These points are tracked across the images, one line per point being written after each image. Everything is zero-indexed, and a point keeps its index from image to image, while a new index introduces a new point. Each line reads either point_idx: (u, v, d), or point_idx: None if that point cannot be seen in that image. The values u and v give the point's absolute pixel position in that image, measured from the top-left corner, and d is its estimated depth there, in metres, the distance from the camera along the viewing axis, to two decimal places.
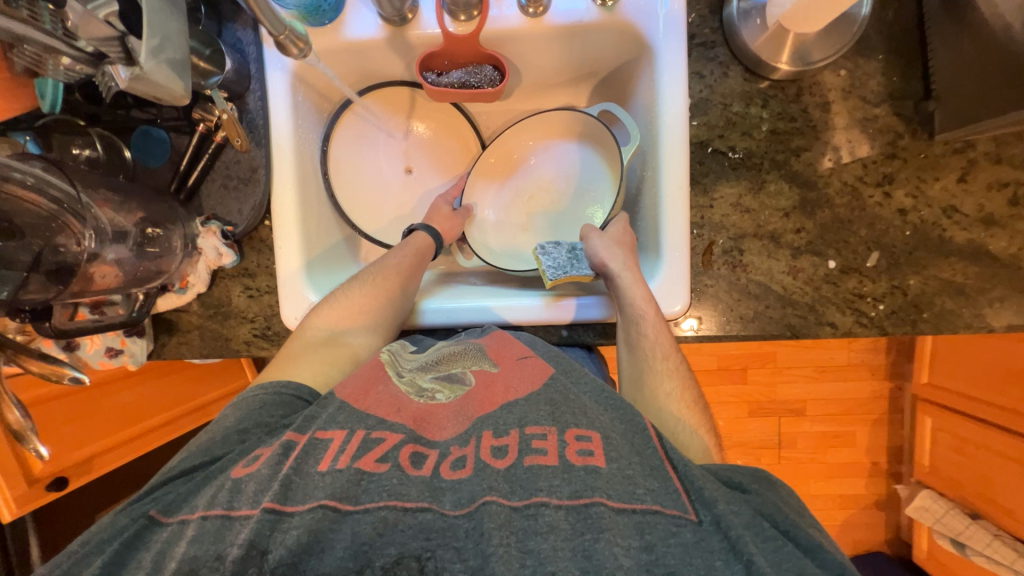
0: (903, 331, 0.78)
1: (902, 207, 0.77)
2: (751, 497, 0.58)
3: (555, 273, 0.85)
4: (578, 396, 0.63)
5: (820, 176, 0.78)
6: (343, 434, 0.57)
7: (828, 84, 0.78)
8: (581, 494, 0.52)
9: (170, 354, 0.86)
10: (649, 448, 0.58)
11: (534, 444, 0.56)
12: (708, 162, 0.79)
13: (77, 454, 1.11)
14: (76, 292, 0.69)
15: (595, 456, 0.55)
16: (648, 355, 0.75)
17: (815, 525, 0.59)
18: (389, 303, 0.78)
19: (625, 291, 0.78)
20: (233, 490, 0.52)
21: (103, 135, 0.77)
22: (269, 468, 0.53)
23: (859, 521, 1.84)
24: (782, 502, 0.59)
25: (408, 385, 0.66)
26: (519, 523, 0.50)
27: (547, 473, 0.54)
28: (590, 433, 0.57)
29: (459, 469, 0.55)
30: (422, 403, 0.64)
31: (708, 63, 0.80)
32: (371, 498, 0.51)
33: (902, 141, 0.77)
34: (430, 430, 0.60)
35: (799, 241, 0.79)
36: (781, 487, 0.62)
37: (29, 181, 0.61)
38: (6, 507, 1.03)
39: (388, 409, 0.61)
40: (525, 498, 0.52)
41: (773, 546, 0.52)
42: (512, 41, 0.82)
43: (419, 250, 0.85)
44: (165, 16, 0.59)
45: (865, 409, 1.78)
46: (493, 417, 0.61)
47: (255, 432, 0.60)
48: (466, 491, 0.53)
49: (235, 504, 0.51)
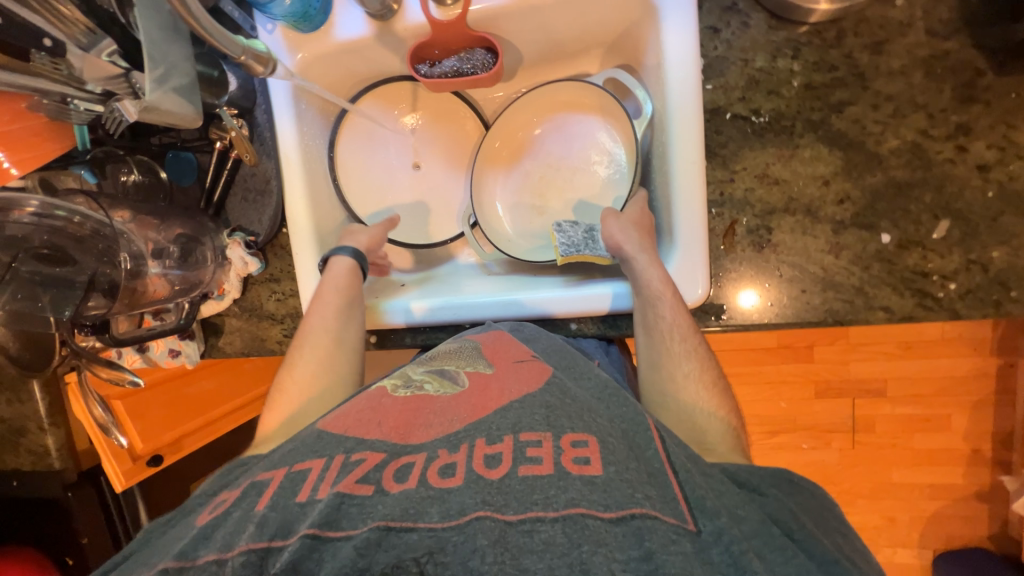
0: (982, 314, 0.65)
1: (983, 162, 0.63)
2: (767, 502, 0.53)
3: (569, 250, 0.81)
4: (576, 400, 0.60)
5: (870, 135, 0.66)
6: (321, 463, 0.56)
7: (879, 20, 0.64)
8: (576, 503, 0.48)
9: (218, 353, 0.94)
10: (649, 450, 0.55)
11: (529, 452, 0.53)
12: (727, 130, 0.70)
13: (167, 436, 1.28)
14: (129, 304, 0.80)
15: (592, 464, 0.51)
16: (665, 337, 0.68)
17: (840, 539, 0.53)
18: (335, 350, 0.78)
19: (640, 274, 0.72)
20: (199, 540, 0.52)
21: (142, 162, 0.83)
22: (241, 510, 0.54)
23: (955, 514, 1.62)
24: (801, 510, 0.53)
25: (397, 380, 0.69)
26: (515, 539, 0.46)
27: (539, 485, 0.50)
28: (587, 438, 0.54)
29: (448, 477, 0.52)
30: (410, 392, 0.65)
31: (725, 13, 0.69)
32: (353, 525, 0.49)
33: (983, 80, 0.62)
34: (415, 435, 0.58)
35: (842, 213, 0.67)
36: (803, 489, 0.56)
37: (76, 218, 0.68)
38: (116, 480, 1.17)
39: (368, 428, 0.59)
40: (520, 512, 0.48)
41: (784, 557, 0.47)
42: (502, 19, 0.77)
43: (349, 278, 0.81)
44: (167, 45, 0.63)
45: (963, 390, 1.54)
46: (487, 423, 0.58)
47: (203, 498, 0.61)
48: (455, 502, 0.49)
49: (195, 555, 0.50)
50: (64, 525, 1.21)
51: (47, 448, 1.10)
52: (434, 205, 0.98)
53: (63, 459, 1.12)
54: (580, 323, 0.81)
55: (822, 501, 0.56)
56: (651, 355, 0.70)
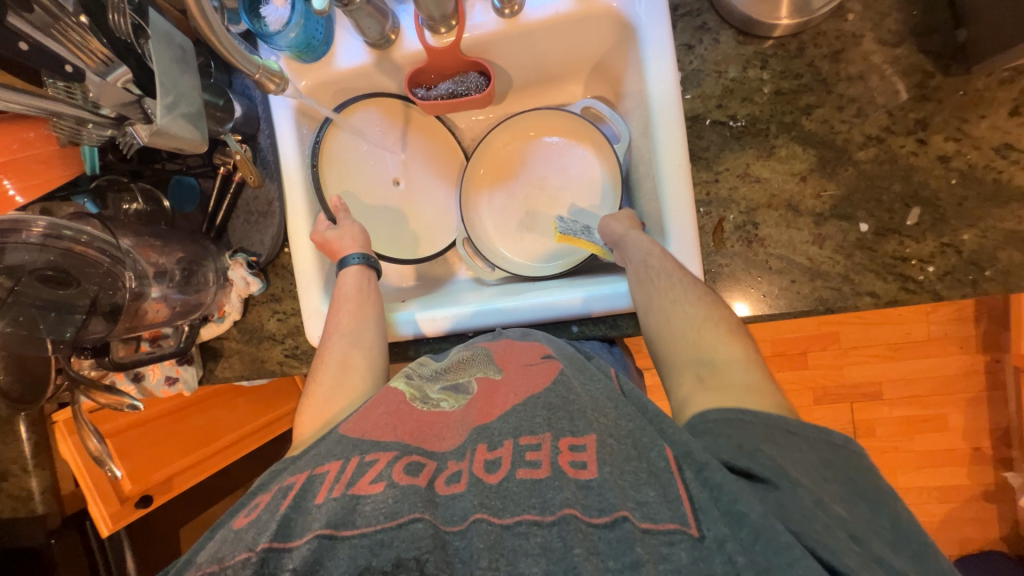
0: (962, 294, 0.68)
1: (943, 153, 0.68)
2: (782, 496, 0.48)
3: (566, 228, 0.86)
4: (580, 398, 0.61)
5: (838, 133, 0.71)
6: (339, 464, 0.56)
7: (835, 32, 0.71)
8: (569, 504, 0.49)
9: (217, 379, 0.93)
10: (653, 450, 0.53)
11: (528, 456, 0.54)
12: (708, 135, 0.75)
13: (161, 473, 1.21)
14: (130, 326, 0.80)
15: (587, 468, 0.52)
16: (675, 301, 0.69)
17: (874, 530, 0.48)
18: (355, 360, 0.77)
19: (641, 254, 0.74)
20: (235, 540, 0.51)
21: (144, 189, 0.86)
22: (268, 512, 0.52)
23: (964, 517, 1.61)
24: (796, 467, 0.51)
25: (413, 392, 0.68)
26: (509, 543, 0.48)
27: (537, 489, 0.51)
28: (585, 442, 0.54)
29: (454, 483, 0.54)
30: (427, 410, 0.65)
31: (697, 32, 0.75)
32: (367, 522, 0.50)
33: (934, 80, 0.69)
34: (430, 441, 0.59)
35: (821, 206, 0.72)
36: (800, 440, 0.54)
37: (83, 238, 0.68)
38: (101, 524, 1.10)
39: (384, 430, 0.59)
40: (516, 514, 0.49)
41: (788, 557, 0.43)
42: (493, 45, 0.83)
43: (360, 287, 0.83)
44: (177, 74, 0.66)
45: (956, 388, 1.57)
46: (490, 430, 0.59)
47: (238, 506, 0.57)
48: (459, 508, 0.51)
49: (226, 556, 0.49)
50: None
51: (30, 491, 1.05)
52: (428, 220, 1.00)
53: (47, 502, 1.07)
54: (581, 326, 0.84)
55: (823, 455, 0.54)
56: (654, 334, 0.70)
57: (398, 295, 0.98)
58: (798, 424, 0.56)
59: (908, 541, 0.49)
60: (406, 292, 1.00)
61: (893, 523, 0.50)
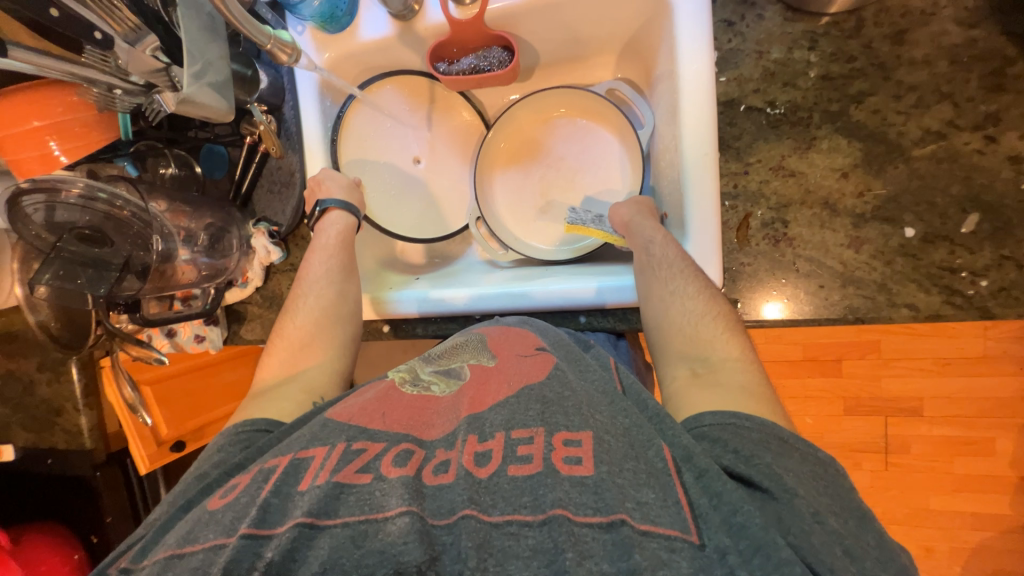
0: (1016, 314, 0.61)
1: (1015, 152, 0.61)
2: (782, 509, 0.47)
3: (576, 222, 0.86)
4: (575, 394, 0.59)
5: (891, 125, 0.64)
6: (323, 451, 0.57)
7: (900, 8, 0.64)
8: (561, 505, 0.48)
9: (240, 341, 0.97)
10: (652, 452, 0.53)
11: (519, 451, 0.54)
12: (741, 123, 0.69)
13: (192, 422, 1.31)
14: (159, 286, 0.84)
15: (583, 465, 0.51)
16: (682, 308, 0.67)
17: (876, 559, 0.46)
18: (335, 320, 0.80)
19: (656, 250, 0.72)
20: (207, 521, 0.53)
21: (178, 155, 0.88)
22: (247, 495, 0.54)
23: (1002, 547, 1.50)
24: (791, 475, 0.50)
25: (405, 375, 0.70)
26: (498, 542, 0.47)
27: (528, 486, 0.50)
28: (581, 437, 0.53)
29: (442, 474, 0.54)
30: (415, 392, 0.67)
31: (740, 7, 0.69)
32: (351, 511, 0.50)
33: (1012, 68, 0.61)
34: (419, 428, 0.60)
35: (862, 206, 0.65)
36: (793, 448, 0.52)
37: (116, 202, 0.73)
38: (141, 465, 1.21)
39: (371, 416, 0.61)
40: (506, 513, 0.49)
41: None
42: (518, 17, 0.80)
43: (342, 237, 0.85)
44: (206, 43, 0.66)
45: (1009, 412, 1.45)
46: (480, 418, 0.59)
47: (220, 473, 0.61)
48: (445, 501, 0.51)
49: (201, 538, 0.51)
50: (92, 502, 1.25)
51: (80, 428, 1.14)
52: (445, 199, 1.00)
53: (94, 438, 1.16)
54: (588, 317, 0.81)
55: (814, 467, 0.52)
56: (662, 330, 0.68)
57: (412, 270, 1.00)
58: (791, 432, 0.54)
59: (891, 556, 0.46)
60: (418, 269, 1.00)
61: (879, 539, 0.48)
